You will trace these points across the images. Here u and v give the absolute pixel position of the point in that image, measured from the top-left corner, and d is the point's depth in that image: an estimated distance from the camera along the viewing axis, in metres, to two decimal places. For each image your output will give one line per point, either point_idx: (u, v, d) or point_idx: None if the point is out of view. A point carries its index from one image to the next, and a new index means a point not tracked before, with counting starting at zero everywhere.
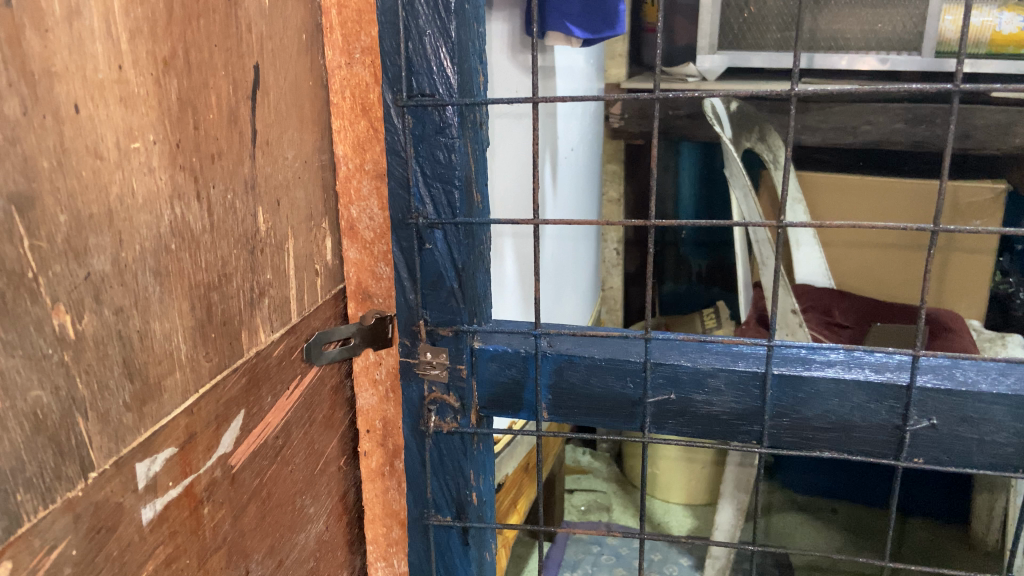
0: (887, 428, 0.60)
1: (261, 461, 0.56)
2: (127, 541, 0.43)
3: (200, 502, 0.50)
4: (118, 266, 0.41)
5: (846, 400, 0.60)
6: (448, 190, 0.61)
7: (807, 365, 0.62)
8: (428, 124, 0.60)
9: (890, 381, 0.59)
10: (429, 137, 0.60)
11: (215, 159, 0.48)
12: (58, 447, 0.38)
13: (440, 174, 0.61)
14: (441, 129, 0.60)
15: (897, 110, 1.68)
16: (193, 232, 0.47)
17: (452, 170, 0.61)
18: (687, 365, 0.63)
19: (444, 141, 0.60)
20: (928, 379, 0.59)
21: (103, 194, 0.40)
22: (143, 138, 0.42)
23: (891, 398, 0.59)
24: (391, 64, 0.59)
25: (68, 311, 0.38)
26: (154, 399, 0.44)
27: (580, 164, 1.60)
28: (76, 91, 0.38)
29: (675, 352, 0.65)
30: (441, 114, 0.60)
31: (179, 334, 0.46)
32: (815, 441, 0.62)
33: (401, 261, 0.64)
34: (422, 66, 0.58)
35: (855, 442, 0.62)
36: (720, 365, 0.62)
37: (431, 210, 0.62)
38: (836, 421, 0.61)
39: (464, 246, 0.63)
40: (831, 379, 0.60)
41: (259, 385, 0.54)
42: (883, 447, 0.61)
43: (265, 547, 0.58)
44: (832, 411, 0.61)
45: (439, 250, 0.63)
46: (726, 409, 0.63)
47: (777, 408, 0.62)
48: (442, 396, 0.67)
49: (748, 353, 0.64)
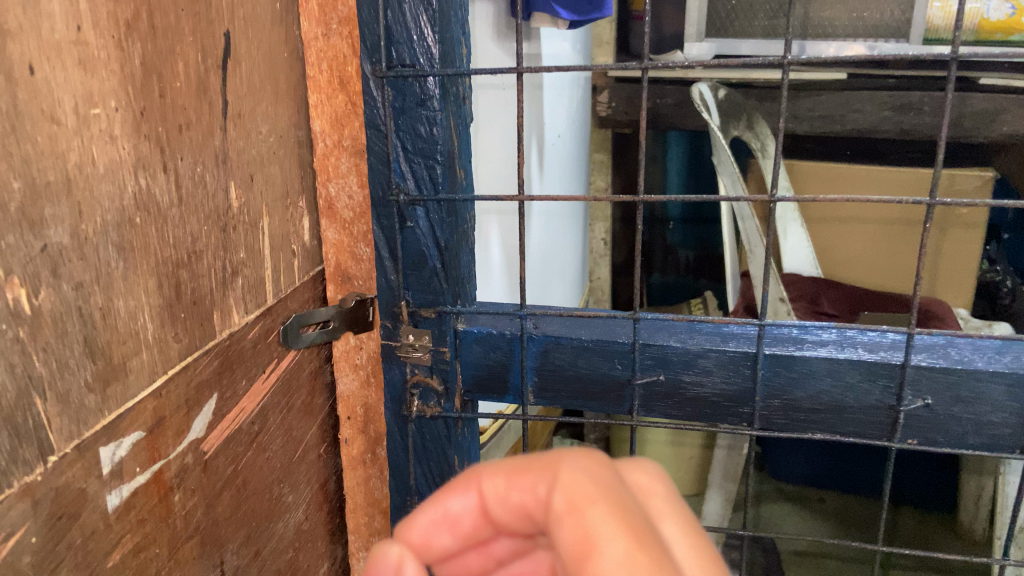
0: (881, 409, 0.59)
1: (236, 448, 0.54)
2: (91, 528, 0.41)
3: (170, 489, 0.48)
4: (77, 239, 0.39)
5: (839, 380, 0.59)
6: (429, 165, 0.60)
7: (800, 345, 0.60)
8: (408, 95, 0.58)
9: (884, 360, 0.58)
10: (410, 109, 0.59)
11: (183, 130, 0.46)
12: (15, 429, 0.36)
13: (422, 149, 0.60)
14: (422, 101, 0.58)
15: (884, 98, 1.67)
16: (159, 205, 0.45)
17: (433, 145, 0.60)
18: (676, 347, 0.61)
19: (425, 114, 0.59)
20: (924, 357, 0.57)
21: (61, 161, 0.37)
22: (103, 104, 0.40)
23: (886, 377, 0.58)
24: (369, 34, 0.57)
25: (23, 285, 0.36)
26: (118, 381, 0.42)
27: (568, 148, 1.59)
28: (30, 51, 0.35)
29: (664, 334, 0.63)
30: (422, 85, 0.58)
31: (145, 313, 0.44)
32: (808, 423, 0.61)
33: (382, 240, 0.62)
34: (401, 35, 0.57)
35: (848, 423, 0.60)
36: (711, 346, 0.61)
37: (411, 186, 0.61)
38: (829, 402, 0.60)
39: (446, 223, 0.62)
40: (823, 358, 0.59)
41: (233, 368, 0.52)
42: (877, 429, 0.60)
43: (241, 537, 0.56)
44: (825, 392, 0.59)
45: (420, 228, 0.62)
46: (716, 392, 0.62)
47: (768, 390, 0.61)
48: (423, 379, 0.66)
49: (739, 334, 0.62)
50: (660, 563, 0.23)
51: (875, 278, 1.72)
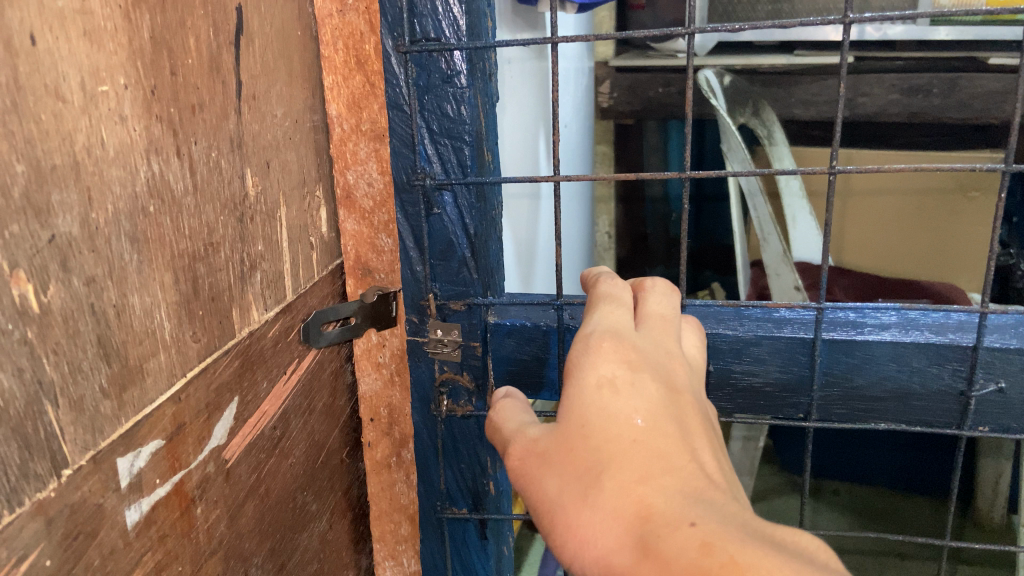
0: (950, 394, 0.57)
1: (258, 454, 0.50)
2: (110, 548, 0.38)
3: (192, 501, 0.44)
4: (88, 229, 0.35)
5: (904, 366, 0.57)
6: (457, 147, 0.56)
7: (861, 330, 0.58)
8: (432, 69, 0.54)
9: (954, 342, 0.56)
10: (436, 87, 0.55)
11: (196, 111, 0.42)
12: (24, 440, 0.32)
13: (448, 129, 0.56)
14: (448, 78, 0.55)
15: (892, 81, 1.63)
16: (173, 193, 0.41)
17: (461, 125, 0.56)
18: (728, 334, 0.59)
19: (451, 91, 0.55)
20: (995, 339, 0.56)
21: (68, 143, 0.34)
22: (112, 81, 0.36)
23: (955, 361, 0.56)
24: (390, 6, 0.52)
25: (30, 280, 0.32)
26: (135, 384, 0.38)
27: (574, 139, 1.56)
28: (32, 19, 0.32)
29: (712, 321, 0.60)
30: (448, 61, 0.54)
31: (162, 310, 0.40)
32: (870, 412, 0.59)
33: (406, 229, 0.58)
34: (426, 7, 0.53)
35: (913, 411, 0.58)
36: (764, 333, 0.58)
37: (438, 170, 0.57)
38: (893, 389, 0.58)
39: (475, 210, 0.58)
40: (889, 343, 0.57)
41: (253, 368, 0.49)
42: (945, 416, 0.58)
43: (266, 550, 0.52)
44: (890, 379, 0.58)
45: (447, 215, 0.58)
46: (769, 382, 0.59)
47: (828, 377, 0.59)
48: (454, 376, 0.62)
49: (792, 319, 0.60)
50: (613, 305, 0.47)
51: (895, 264, 1.68)
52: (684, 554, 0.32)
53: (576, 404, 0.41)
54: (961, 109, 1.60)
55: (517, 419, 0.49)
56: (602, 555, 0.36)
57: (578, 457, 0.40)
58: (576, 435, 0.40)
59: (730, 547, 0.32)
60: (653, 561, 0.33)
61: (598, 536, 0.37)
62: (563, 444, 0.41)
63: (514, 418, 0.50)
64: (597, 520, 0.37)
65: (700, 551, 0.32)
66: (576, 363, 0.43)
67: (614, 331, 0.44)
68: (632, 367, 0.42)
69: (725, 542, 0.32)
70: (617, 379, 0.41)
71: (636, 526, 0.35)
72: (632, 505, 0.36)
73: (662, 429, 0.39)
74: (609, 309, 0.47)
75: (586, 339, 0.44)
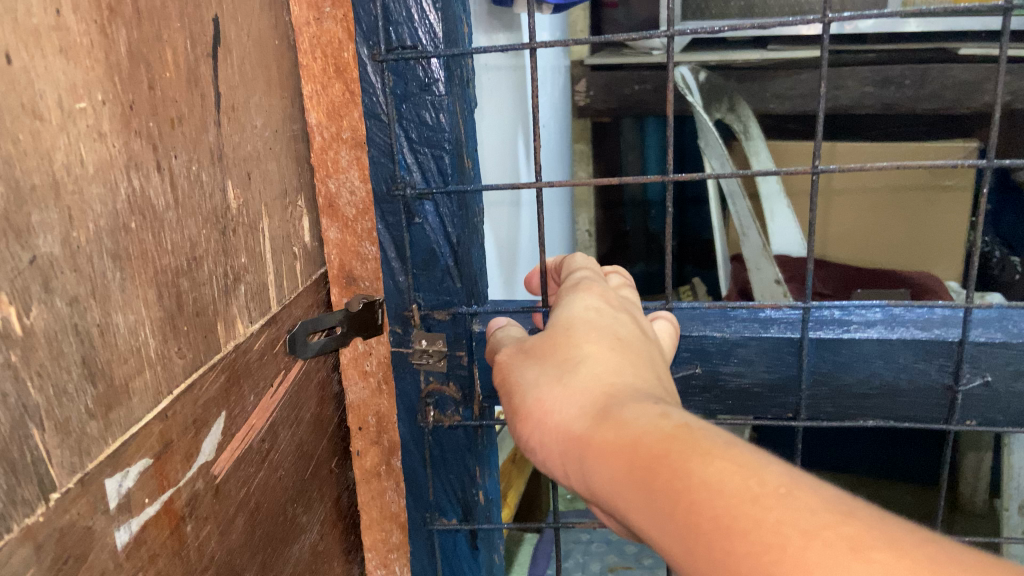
0: (939, 389, 0.59)
1: (247, 468, 0.50)
2: (100, 570, 0.37)
3: (182, 519, 0.43)
4: (69, 248, 0.35)
5: (891, 361, 0.59)
6: (436, 155, 0.57)
7: (847, 327, 0.60)
8: (409, 77, 0.55)
9: (939, 338, 0.58)
10: (413, 95, 0.55)
11: (176, 124, 0.42)
12: (10, 466, 0.32)
13: (428, 137, 0.56)
14: (426, 86, 0.55)
15: (865, 73, 1.63)
16: (154, 209, 0.40)
17: (440, 133, 0.56)
18: (715, 337, 0.61)
19: (430, 99, 0.55)
20: (981, 333, 0.58)
21: (46, 162, 0.33)
22: (89, 97, 0.36)
23: (943, 356, 0.58)
24: (365, 14, 0.52)
25: (13, 303, 0.31)
26: (121, 404, 0.38)
27: (552, 139, 1.56)
28: (6, 37, 0.31)
29: (699, 324, 0.62)
30: (425, 69, 0.55)
31: (146, 327, 0.40)
32: (858, 407, 0.62)
33: (388, 240, 0.58)
34: (400, 15, 0.53)
35: (901, 405, 0.61)
36: (751, 335, 0.60)
37: (418, 179, 0.57)
38: (881, 384, 0.60)
39: (457, 218, 0.59)
40: (876, 341, 0.59)
41: (240, 382, 0.48)
42: (933, 410, 0.60)
43: (257, 564, 0.51)
44: (878, 375, 0.60)
45: (428, 224, 0.58)
46: (758, 383, 0.62)
47: (816, 376, 0.61)
48: (440, 387, 0.63)
49: (778, 319, 0.62)
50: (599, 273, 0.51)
51: (875, 254, 1.69)
52: (642, 419, 0.33)
53: (562, 317, 0.44)
54: (933, 100, 1.61)
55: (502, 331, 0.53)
56: (564, 426, 0.37)
57: (555, 351, 0.42)
58: (556, 333, 0.43)
59: (683, 419, 0.33)
60: (611, 425, 0.34)
61: (563, 411, 0.38)
62: (541, 341, 0.43)
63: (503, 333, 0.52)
64: (566, 397, 0.38)
65: (658, 418, 0.33)
66: (565, 297, 0.46)
67: (600, 283, 0.48)
68: (616, 306, 0.45)
69: (681, 415, 0.33)
70: (601, 308, 0.44)
71: (601, 402, 0.36)
72: (597, 388, 0.37)
73: (636, 345, 0.41)
74: (596, 275, 0.50)
75: (575, 285, 0.48)
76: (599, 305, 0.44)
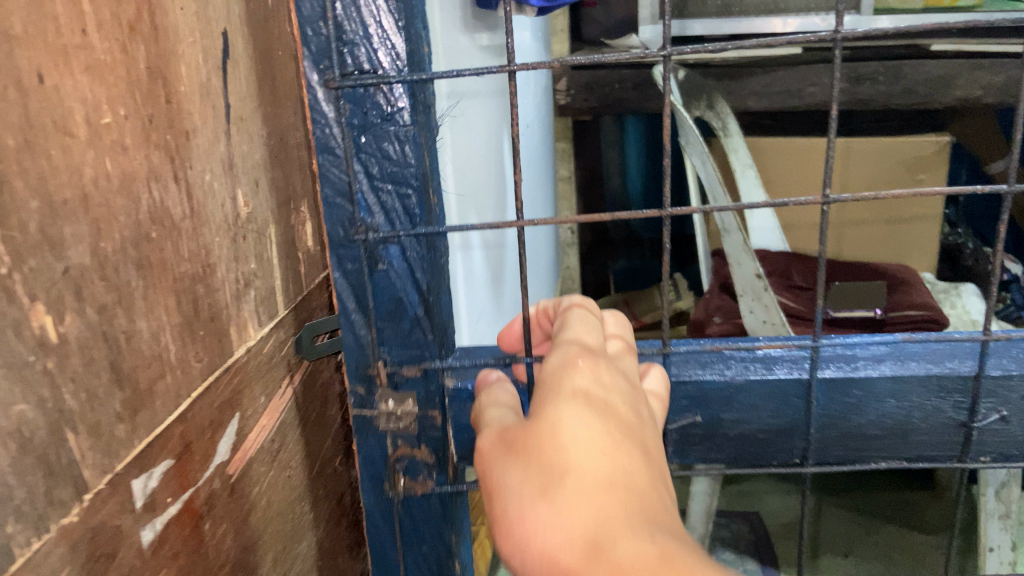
0: (952, 424, 0.67)
1: (259, 467, 0.51)
2: (128, 567, 0.38)
3: (201, 517, 0.45)
4: (98, 258, 0.36)
5: (902, 399, 0.66)
6: (401, 193, 0.56)
7: (856, 365, 0.66)
8: (368, 107, 0.54)
9: (952, 373, 0.65)
10: (374, 127, 0.54)
11: (192, 135, 0.44)
12: (48, 468, 0.33)
13: (392, 174, 0.56)
14: (387, 117, 0.54)
15: (840, 70, 1.67)
16: (173, 218, 0.42)
17: (404, 168, 0.56)
18: (719, 381, 0.66)
19: (392, 131, 0.55)
20: (997, 368, 0.65)
21: (76, 176, 0.35)
22: (113, 112, 0.37)
23: (957, 391, 0.65)
24: (317, 38, 0.52)
25: (48, 312, 0.33)
26: (146, 407, 0.39)
27: (535, 139, 1.58)
28: (39, 57, 0.33)
29: (702, 368, 0.67)
30: (386, 97, 0.54)
31: (167, 333, 0.41)
32: (869, 444, 0.68)
33: (349, 287, 0.58)
34: (357, 38, 0.52)
35: (912, 444, 0.68)
36: (757, 376, 0.66)
37: (380, 221, 0.57)
38: (891, 422, 0.67)
39: (423, 262, 0.59)
40: (888, 379, 0.65)
41: (252, 383, 0.50)
42: (947, 447, 0.68)
43: (270, 560, 0.53)
44: (889, 413, 0.67)
45: (391, 271, 0.58)
46: (765, 425, 0.68)
47: (826, 417, 0.67)
48: (410, 451, 0.64)
49: (782, 359, 0.68)
50: (586, 335, 0.47)
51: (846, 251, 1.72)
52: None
53: (548, 400, 0.40)
54: (906, 95, 1.64)
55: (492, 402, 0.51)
56: (549, 557, 0.34)
57: (537, 447, 0.38)
58: (541, 424, 0.39)
59: None
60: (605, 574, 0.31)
61: (547, 536, 0.34)
62: (527, 430, 0.39)
63: (491, 403, 0.51)
64: (551, 518, 0.35)
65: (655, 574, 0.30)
66: (550, 372, 0.43)
67: (589, 353, 0.44)
68: (606, 386, 0.42)
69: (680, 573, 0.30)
70: (590, 390, 0.41)
71: (590, 533, 0.33)
72: (591, 511, 0.34)
73: (628, 443, 0.38)
74: (584, 342, 0.47)
75: (561, 355, 0.44)
76: (590, 390, 0.41)
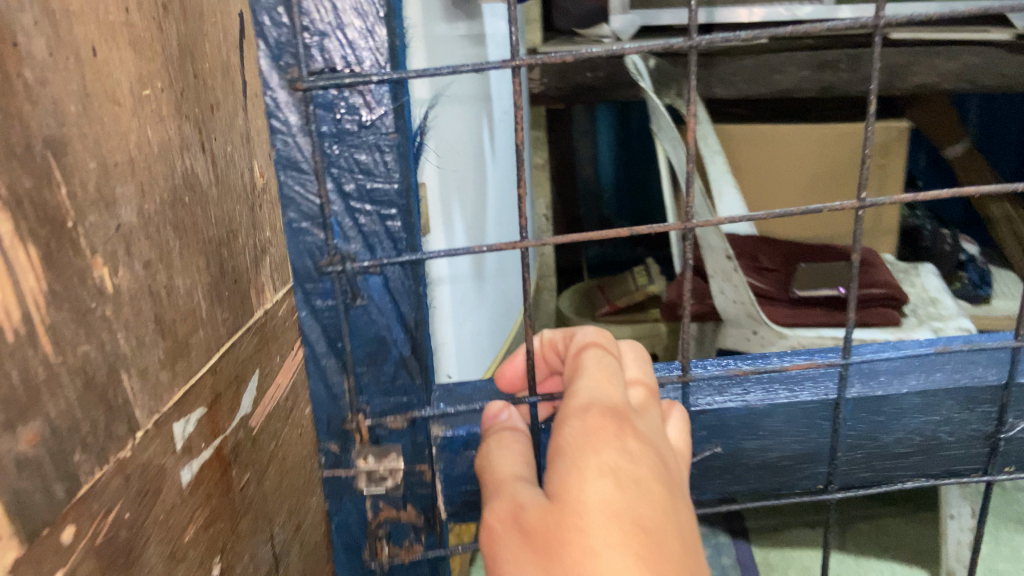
0: (964, 429, 0.84)
1: (275, 422, 0.55)
2: (171, 503, 0.42)
3: (229, 464, 0.48)
4: (143, 218, 0.39)
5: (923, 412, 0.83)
6: (371, 211, 0.64)
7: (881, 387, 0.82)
8: (338, 114, 0.60)
9: (967, 385, 0.82)
10: (345, 141, 0.61)
11: (215, 109, 0.47)
12: (107, 405, 0.36)
13: (364, 192, 0.63)
14: (359, 129, 0.61)
15: (803, 58, 1.73)
16: (201, 185, 0.45)
17: (375, 182, 0.63)
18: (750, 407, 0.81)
19: (362, 144, 0.62)
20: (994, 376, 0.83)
21: (124, 141, 0.38)
22: (152, 86, 0.41)
23: (964, 400, 0.83)
24: (289, 55, 0.56)
25: (105, 264, 0.36)
26: (183, 357, 0.43)
27: (511, 127, 1.61)
28: (92, 33, 0.36)
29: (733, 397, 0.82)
30: (360, 111, 0.60)
31: (199, 291, 0.45)
32: (895, 458, 0.86)
33: (322, 310, 0.65)
34: (330, 55, 0.57)
35: (932, 451, 0.85)
36: (787, 397, 0.82)
37: (351, 241, 0.64)
38: (914, 434, 0.84)
39: (403, 292, 0.68)
40: (914, 397, 0.82)
41: (269, 344, 0.54)
42: (960, 451, 0.85)
43: (285, 512, 0.56)
44: (915, 427, 0.84)
45: (371, 304, 0.67)
46: (792, 447, 0.84)
47: (857, 438, 0.84)
48: (393, 516, 0.74)
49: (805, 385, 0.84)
50: (609, 395, 0.51)
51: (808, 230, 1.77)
52: None
53: (575, 473, 0.43)
54: (866, 82, 1.71)
55: (513, 456, 0.56)
56: None
57: (562, 524, 0.41)
58: (568, 499, 0.42)
59: None
60: None
61: None
62: (554, 510, 0.42)
63: (511, 464, 0.54)
64: None
65: None
66: (575, 440, 0.46)
67: (614, 417, 0.48)
68: (633, 458, 0.45)
69: None
70: (619, 466, 0.44)
71: None
72: None
73: (651, 522, 0.41)
74: (602, 400, 0.50)
75: (583, 421, 0.47)
76: (617, 463, 0.44)
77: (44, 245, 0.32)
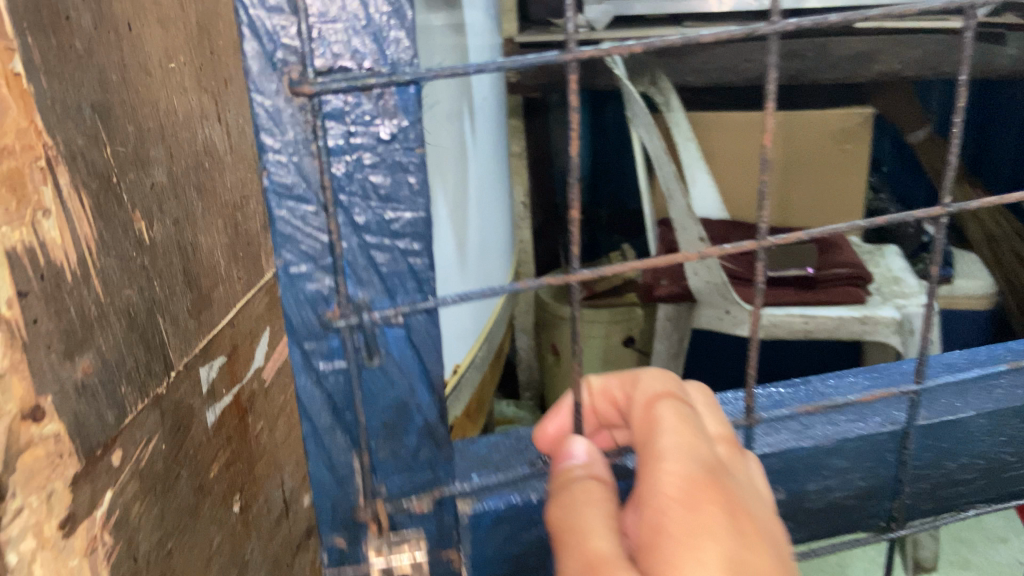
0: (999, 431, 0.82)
1: (284, 377, 0.59)
2: (198, 441, 0.46)
3: (245, 412, 0.53)
4: (171, 179, 0.44)
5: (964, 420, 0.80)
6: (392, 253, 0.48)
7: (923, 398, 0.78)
8: (345, 124, 0.44)
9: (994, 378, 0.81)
10: (354, 161, 0.46)
11: (229, 83, 0.51)
12: (146, 344, 0.40)
13: (382, 226, 0.47)
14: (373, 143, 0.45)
15: (772, 47, 1.79)
16: (219, 153, 0.49)
17: (391, 206, 0.47)
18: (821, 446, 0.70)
19: (375, 163, 0.46)
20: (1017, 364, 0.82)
21: (154, 109, 0.42)
22: (176, 60, 0.45)
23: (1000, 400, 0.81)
24: (277, 51, 0.42)
25: (143, 218, 0.41)
26: (207, 310, 0.47)
27: (490, 114, 1.66)
28: (128, 10, 0.40)
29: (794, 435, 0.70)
30: (369, 108, 0.44)
31: (218, 250, 0.49)
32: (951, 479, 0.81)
33: (329, 382, 0.51)
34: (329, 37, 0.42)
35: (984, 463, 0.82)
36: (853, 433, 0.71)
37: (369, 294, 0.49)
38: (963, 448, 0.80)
39: (428, 341, 0.52)
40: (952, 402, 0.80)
41: (277, 304, 0.58)
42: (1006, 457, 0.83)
43: (293, 462, 0.61)
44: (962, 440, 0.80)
45: (393, 364, 0.51)
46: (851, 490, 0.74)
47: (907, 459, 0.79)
48: None
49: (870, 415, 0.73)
50: (692, 441, 0.40)
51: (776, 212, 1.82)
52: None
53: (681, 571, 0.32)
54: (833, 69, 1.76)
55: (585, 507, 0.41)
56: None
57: None
58: None
59: None
60: None
61: None
62: None
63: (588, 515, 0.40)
64: None
65: None
66: (675, 517, 0.35)
67: (715, 482, 0.37)
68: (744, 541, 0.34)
69: None
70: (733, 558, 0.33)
71: None
72: None
73: None
74: (703, 470, 0.38)
75: (676, 490, 0.36)
76: (731, 554, 0.33)
77: (94, 196, 0.37)
